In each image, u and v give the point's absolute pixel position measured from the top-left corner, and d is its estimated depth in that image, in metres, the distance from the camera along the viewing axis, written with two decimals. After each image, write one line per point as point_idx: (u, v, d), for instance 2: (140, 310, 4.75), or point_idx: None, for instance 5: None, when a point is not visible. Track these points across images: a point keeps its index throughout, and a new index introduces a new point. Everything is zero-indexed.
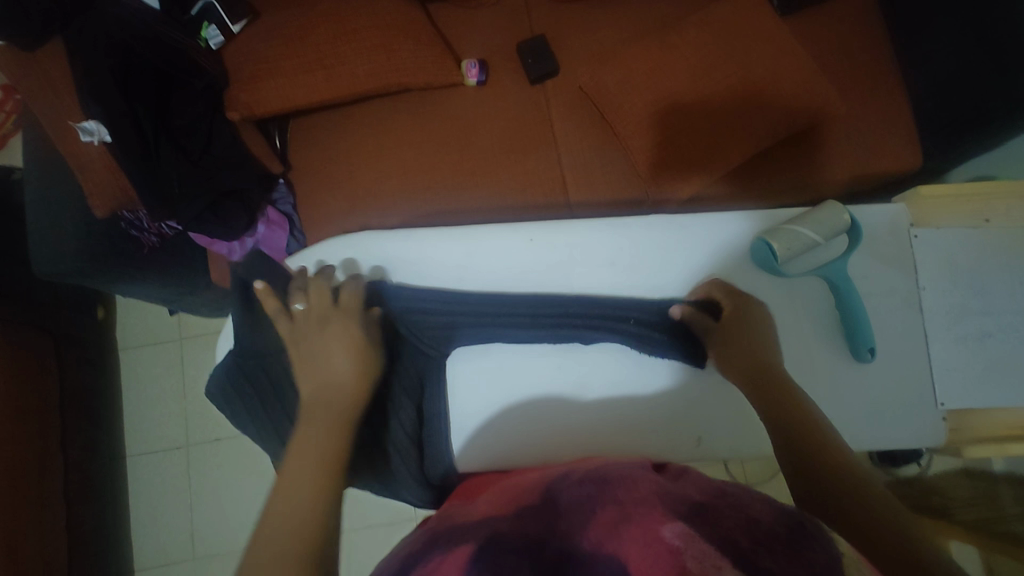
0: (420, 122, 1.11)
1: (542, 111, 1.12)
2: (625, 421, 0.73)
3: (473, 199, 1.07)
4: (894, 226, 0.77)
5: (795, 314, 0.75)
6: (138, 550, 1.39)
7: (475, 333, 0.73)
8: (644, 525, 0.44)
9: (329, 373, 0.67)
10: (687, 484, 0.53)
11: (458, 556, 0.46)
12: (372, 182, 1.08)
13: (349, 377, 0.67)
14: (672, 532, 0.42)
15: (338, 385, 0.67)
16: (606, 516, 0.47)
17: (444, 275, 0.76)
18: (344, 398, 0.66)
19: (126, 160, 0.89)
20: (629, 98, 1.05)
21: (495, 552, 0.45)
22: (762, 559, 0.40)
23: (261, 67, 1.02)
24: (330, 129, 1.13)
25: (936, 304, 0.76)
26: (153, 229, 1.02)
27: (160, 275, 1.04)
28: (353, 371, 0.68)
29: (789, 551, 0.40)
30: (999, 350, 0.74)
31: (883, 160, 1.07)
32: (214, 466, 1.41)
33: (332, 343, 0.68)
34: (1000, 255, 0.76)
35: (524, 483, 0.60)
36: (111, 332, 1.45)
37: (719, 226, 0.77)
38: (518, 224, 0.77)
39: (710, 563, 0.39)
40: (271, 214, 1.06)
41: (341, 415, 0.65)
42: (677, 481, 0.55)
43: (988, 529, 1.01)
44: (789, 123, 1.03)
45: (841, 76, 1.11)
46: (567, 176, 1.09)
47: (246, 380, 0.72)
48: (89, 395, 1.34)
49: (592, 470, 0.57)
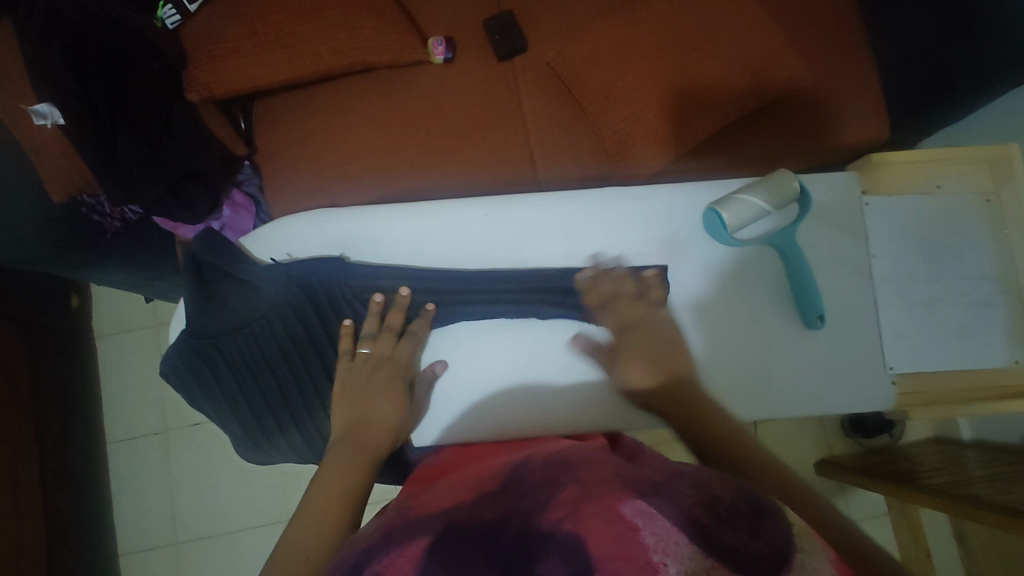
0: (386, 102, 1.10)
1: (509, 88, 1.11)
2: (581, 394, 0.75)
3: (441, 178, 1.06)
4: (845, 194, 0.78)
5: (746, 283, 0.77)
6: (122, 534, 1.40)
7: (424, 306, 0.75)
8: (605, 501, 0.42)
9: (364, 413, 0.68)
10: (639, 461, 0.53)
11: (411, 551, 0.41)
12: (338, 163, 1.07)
13: (386, 420, 0.68)
14: (632, 509, 0.41)
15: (370, 423, 0.67)
16: (565, 496, 0.43)
17: (402, 251, 0.76)
18: (373, 432, 0.67)
19: (82, 144, 0.87)
20: (596, 73, 1.04)
21: (449, 545, 0.40)
22: (722, 535, 0.39)
23: (220, 46, 1.00)
24: (295, 109, 1.12)
25: (886, 271, 0.77)
26: (116, 214, 0.99)
27: (123, 259, 1.03)
28: (393, 415, 0.68)
29: (747, 526, 0.40)
30: (947, 314, 0.76)
31: (853, 130, 1.06)
32: (194, 451, 1.42)
33: (372, 386, 0.70)
34: (950, 222, 0.78)
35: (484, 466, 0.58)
36: (86, 321, 1.44)
37: (673, 198, 0.78)
38: (473, 199, 0.78)
39: (671, 540, 0.38)
40: (236, 197, 1.08)
41: (368, 447, 0.65)
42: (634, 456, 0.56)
43: (950, 493, 1.03)
44: (754, 96, 1.02)
45: (809, 45, 1.09)
46: (535, 153, 1.08)
47: (201, 358, 0.71)
48: (65, 384, 1.33)
49: (551, 456, 0.54)
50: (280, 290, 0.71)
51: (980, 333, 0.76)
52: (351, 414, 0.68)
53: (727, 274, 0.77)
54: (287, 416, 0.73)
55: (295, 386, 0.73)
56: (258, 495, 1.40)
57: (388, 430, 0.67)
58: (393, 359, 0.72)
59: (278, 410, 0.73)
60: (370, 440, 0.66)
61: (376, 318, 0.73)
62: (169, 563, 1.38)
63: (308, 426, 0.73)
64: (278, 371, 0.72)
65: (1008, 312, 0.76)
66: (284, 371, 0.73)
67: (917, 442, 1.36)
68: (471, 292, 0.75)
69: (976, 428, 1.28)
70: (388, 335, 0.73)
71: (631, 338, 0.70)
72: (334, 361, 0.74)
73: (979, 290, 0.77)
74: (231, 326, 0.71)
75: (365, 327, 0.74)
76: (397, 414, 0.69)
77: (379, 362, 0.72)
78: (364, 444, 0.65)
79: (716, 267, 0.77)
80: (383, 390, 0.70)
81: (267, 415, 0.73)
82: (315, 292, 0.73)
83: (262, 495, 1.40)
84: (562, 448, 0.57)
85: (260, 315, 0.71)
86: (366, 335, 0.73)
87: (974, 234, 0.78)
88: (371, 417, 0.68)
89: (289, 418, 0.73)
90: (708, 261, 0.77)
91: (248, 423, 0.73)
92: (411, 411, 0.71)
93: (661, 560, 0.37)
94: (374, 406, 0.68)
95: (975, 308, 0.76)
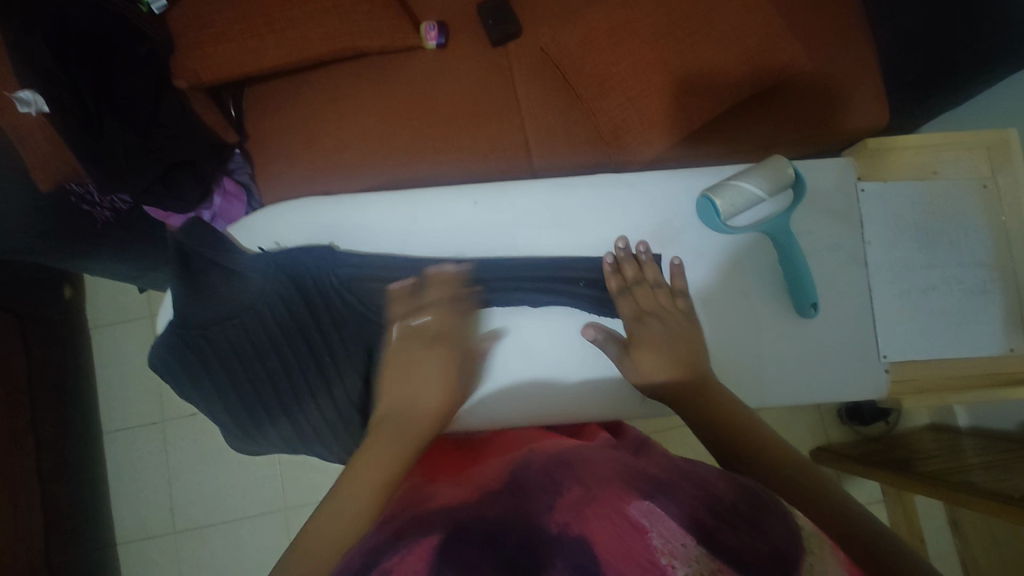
0: (378, 89, 1.08)
1: (503, 74, 1.10)
2: (570, 384, 0.75)
3: (435, 165, 1.05)
4: (840, 180, 0.77)
5: (739, 270, 0.76)
6: (120, 524, 1.40)
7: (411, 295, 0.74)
8: (611, 502, 0.43)
9: (410, 394, 0.68)
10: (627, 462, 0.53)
11: (424, 546, 0.41)
12: (330, 151, 1.06)
13: (432, 403, 0.68)
14: (638, 511, 0.42)
15: (416, 403, 0.67)
16: (570, 497, 0.45)
17: (390, 240, 0.76)
18: (417, 413, 0.66)
19: (70, 135, 0.85)
20: (592, 58, 1.02)
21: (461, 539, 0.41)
22: (723, 534, 0.41)
23: (208, 32, 0.99)
24: (285, 96, 1.10)
25: (881, 259, 0.76)
26: (106, 204, 0.99)
27: (113, 250, 1.01)
28: (437, 399, 0.68)
29: (749, 528, 0.41)
30: (943, 302, 0.75)
31: (852, 115, 1.04)
32: (191, 442, 1.42)
33: (421, 366, 0.70)
34: (946, 208, 0.77)
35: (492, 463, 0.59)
36: (81, 312, 1.43)
37: (667, 185, 0.77)
38: (463, 186, 0.77)
39: (677, 542, 0.40)
40: (227, 185, 1.06)
41: (413, 428, 0.64)
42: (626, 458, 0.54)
43: (946, 481, 1.03)
44: (751, 82, 1.00)
45: (807, 29, 1.07)
46: (530, 140, 1.07)
47: (190, 350, 0.70)
48: (60, 376, 1.32)
49: (552, 456, 0.55)
50: (268, 278, 0.71)
51: (977, 320, 0.75)
52: (395, 394, 0.68)
53: (722, 263, 0.76)
54: (278, 406, 0.72)
55: (285, 377, 0.72)
56: (256, 485, 1.40)
57: (431, 413, 0.67)
58: (444, 333, 0.73)
59: (267, 403, 0.72)
60: (414, 419, 0.65)
61: (393, 302, 0.74)
62: (169, 552, 1.39)
63: (299, 416, 0.72)
64: (269, 362, 0.71)
65: (1004, 300, 0.76)
66: (274, 363, 0.71)
67: (914, 430, 1.36)
68: (460, 280, 0.75)
69: (972, 416, 1.28)
70: (438, 307, 0.73)
71: (651, 330, 0.72)
72: (323, 350, 0.73)
73: (974, 277, 0.76)
74: (219, 316, 0.70)
75: (415, 299, 0.74)
76: (442, 395, 0.69)
77: (428, 336, 0.72)
78: (410, 424, 0.64)
79: (711, 255, 0.76)
80: (428, 372, 0.70)
81: (257, 407, 0.72)
82: (304, 282, 0.72)
83: (259, 484, 1.40)
84: (563, 448, 0.58)
85: (249, 305, 0.70)
86: (417, 306, 0.73)
87: (970, 220, 0.77)
88: (421, 389, 0.68)
89: (278, 410, 0.72)
90: (703, 250, 0.76)
91: (237, 415, 0.72)
92: (458, 393, 0.71)
93: (668, 563, 0.38)
94: (421, 388, 0.68)
95: (970, 295, 0.75)
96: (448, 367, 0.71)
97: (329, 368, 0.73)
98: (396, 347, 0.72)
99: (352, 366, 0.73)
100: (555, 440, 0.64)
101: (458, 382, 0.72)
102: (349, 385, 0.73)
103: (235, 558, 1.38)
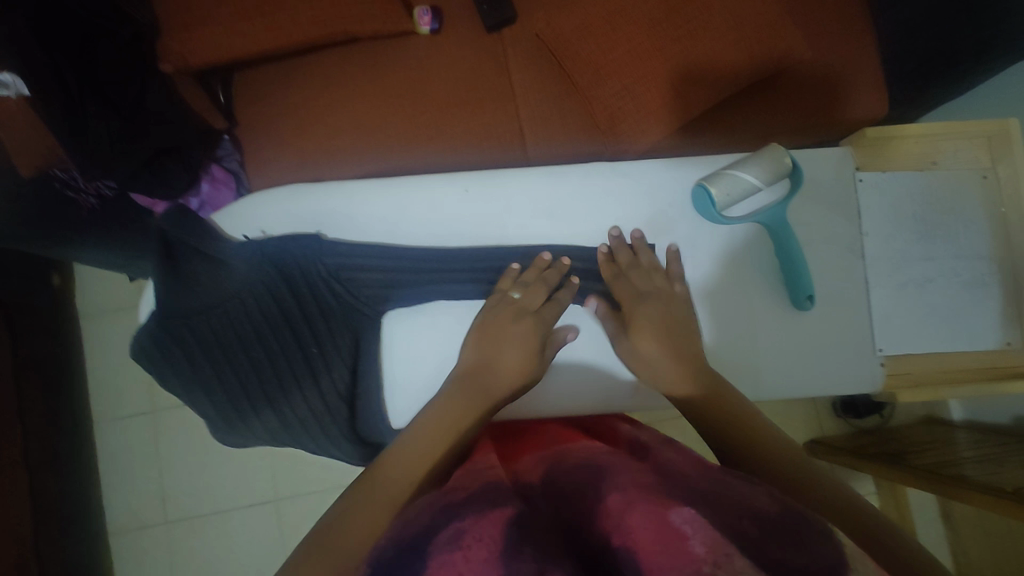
0: (369, 75, 1.06)
1: (498, 60, 1.07)
2: (558, 381, 0.74)
3: (427, 154, 1.03)
4: (839, 170, 0.76)
5: (730, 261, 0.75)
6: (111, 513, 1.39)
7: (399, 285, 0.73)
8: (653, 511, 0.39)
9: (497, 361, 0.68)
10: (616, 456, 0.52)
11: (471, 539, 0.40)
12: (322, 138, 1.04)
13: (514, 373, 0.68)
14: (680, 516, 0.38)
15: (501, 371, 0.68)
16: (613, 504, 0.42)
17: (378, 229, 0.74)
18: (496, 385, 0.67)
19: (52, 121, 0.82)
20: (587, 45, 1.00)
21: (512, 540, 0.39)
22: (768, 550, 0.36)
23: (195, 14, 0.96)
24: (275, 82, 1.08)
25: (880, 251, 0.75)
26: (90, 189, 0.97)
27: (99, 238, 0.98)
28: (520, 368, 0.68)
29: (795, 542, 0.37)
30: (940, 294, 0.75)
31: (851, 106, 1.03)
32: (183, 432, 1.41)
33: (508, 336, 0.69)
34: (944, 200, 0.76)
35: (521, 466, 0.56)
36: (70, 300, 1.42)
37: (662, 174, 0.76)
38: (453, 174, 0.75)
39: (721, 550, 0.35)
40: (216, 172, 1.08)
41: (485, 399, 0.66)
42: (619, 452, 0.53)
43: (941, 475, 1.02)
44: (750, 71, 0.98)
45: (807, 16, 1.05)
46: (524, 128, 1.05)
47: (171, 340, 0.68)
48: (49, 365, 1.31)
49: (584, 459, 0.52)
50: (251, 268, 0.69)
51: (971, 314, 0.74)
52: (477, 360, 0.68)
53: (719, 257, 0.75)
54: (263, 397, 0.71)
55: (270, 367, 0.71)
56: (249, 475, 1.39)
57: (513, 381, 0.68)
58: (537, 313, 0.71)
59: (251, 394, 0.70)
60: (492, 390, 0.67)
61: (511, 277, 0.72)
62: (161, 543, 1.38)
63: (285, 407, 0.71)
64: (253, 352, 0.70)
65: (1002, 293, 0.75)
66: (259, 352, 0.70)
67: (907, 423, 1.36)
68: (449, 268, 0.73)
69: (967, 410, 1.27)
70: (540, 287, 0.71)
71: (641, 316, 0.69)
72: (310, 341, 0.72)
73: (973, 269, 0.75)
74: (202, 305, 0.68)
75: (523, 276, 0.72)
76: (526, 364, 0.69)
77: (522, 312, 0.71)
78: (488, 393, 0.66)
79: (705, 246, 0.75)
80: (520, 341, 0.69)
81: (240, 399, 0.70)
82: (290, 271, 0.70)
83: (252, 474, 1.39)
84: (595, 450, 0.55)
85: (233, 295, 0.69)
86: (520, 282, 0.72)
87: (968, 213, 0.76)
88: (495, 366, 0.68)
89: (261, 401, 0.71)
90: (696, 240, 0.75)
91: (219, 408, 0.70)
92: (541, 362, 0.70)
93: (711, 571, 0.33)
94: (507, 357, 0.68)
95: (967, 289, 0.75)
96: (535, 337, 0.70)
97: (316, 360, 0.72)
98: (487, 316, 0.71)
99: (339, 356, 0.73)
100: (580, 441, 0.60)
101: (543, 352, 0.71)
102: (335, 375, 0.73)
103: (228, 548, 1.38)
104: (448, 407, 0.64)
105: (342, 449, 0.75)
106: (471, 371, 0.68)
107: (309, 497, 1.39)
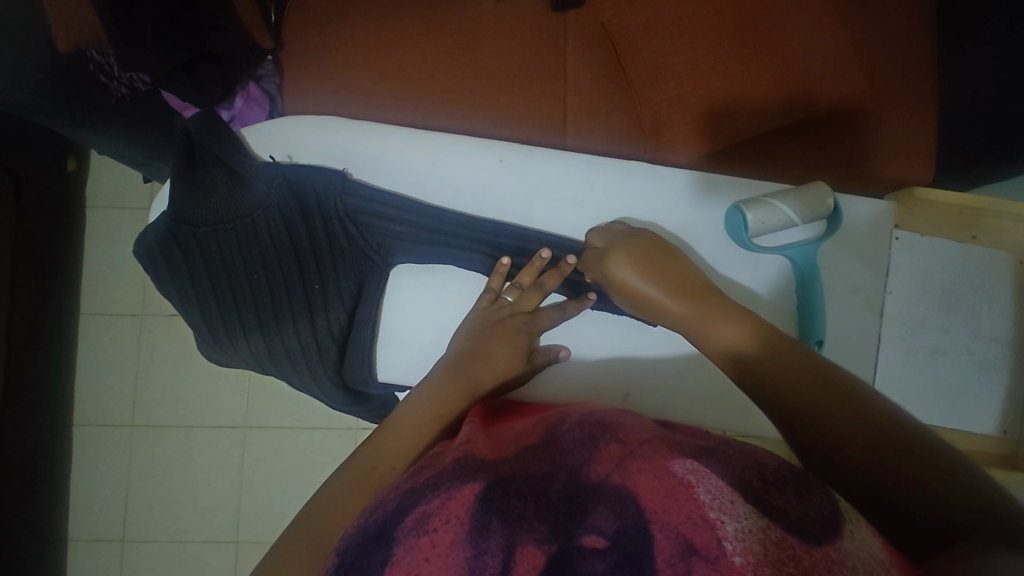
0: (424, 30, 1.03)
1: (555, 39, 1.04)
2: (550, 368, 0.74)
3: (467, 120, 1.00)
4: (877, 225, 0.74)
5: (753, 292, 0.74)
6: (80, 406, 1.38)
7: (407, 242, 0.72)
8: (654, 461, 0.46)
9: (484, 355, 0.68)
10: (605, 418, 0.57)
11: (463, 496, 0.45)
12: (365, 81, 1.02)
13: (501, 368, 0.68)
14: (683, 468, 0.45)
15: (486, 364, 0.68)
16: (610, 453, 0.49)
17: (403, 179, 0.73)
18: (484, 377, 0.67)
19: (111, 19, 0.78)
20: (648, 43, 0.96)
21: (502, 493, 0.45)
22: (773, 498, 0.43)
23: None
24: (329, 14, 1.06)
25: (898, 311, 0.75)
26: (124, 79, 0.92)
27: (124, 129, 0.95)
28: (507, 364, 0.69)
29: (796, 492, 0.44)
30: (948, 367, 0.76)
31: (898, 165, 0.99)
32: (167, 342, 1.40)
33: (491, 335, 0.69)
34: (971, 277, 0.76)
35: (516, 428, 0.58)
36: (80, 187, 1.40)
37: (700, 187, 0.74)
38: (492, 141, 0.74)
39: (725, 499, 0.42)
40: (252, 90, 1.01)
41: (473, 387, 0.66)
42: (608, 414, 0.59)
43: None
44: (806, 104, 0.94)
45: (872, 66, 1.01)
46: (568, 113, 1.01)
47: (178, 247, 0.71)
48: (48, 246, 1.28)
49: (589, 416, 0.58)
50: (271, 191, 0.70)
51: (977, 392, 0.76)
52: (467, 347, 0.68)
53: (744, 292, 0.74)
54: (254, 324, 0.72)
55: (268, 297, 0.72)
56: (222, 397, 1.39)
57: (495, 379, 0.68)
58: (532, 316, 0.72)
59: (243, 317, 0.72)
60: (476, 378, 0.66)
61: (500, 275, 0.71)
62: (125, 444, 1.39)
63: (275, 336, 0.72)
64: (253, 277, 0.71)
65: (1008, 380, 0.76)
66: (263, 279, 0.72)
67: None
68: (466, 234, 0.72)
69: None
70: (536, 293, 0.72)
71: None
72: (314, 278, 0.72)
73: (987, 351, 0.76)
74: (216, 220, 0.70)
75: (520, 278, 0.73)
76: (513, 364, 0.69)
77: (516, 312, 0.72)
78: (470, 383, 0.66)
79: (727, 268, 0.74)
80: (503, 340, 0.69)
81: (232, 321, 0.72)
82: (308, 203, 0.71)
83: (225, 398, 1.39)
84: (591, 414, 0.58)
85: (247, 215, 0.70)
86: (514, 286, 0.73)
87: (994, 292, 0.76)
88: (486, 358, 0.68)
89: (251, 327, 0.72)
90: (720, 261, 0.74)
91: (210, 324, 0.73)
92: (526, 370, 0.71)
93: (717, 517, 0.40)
94: (495, 352, 0.68)
95: (977, 368, 0.76)
96: (522, 343, 0.69)
97: (316, 296, 0.72)
98: (479, 317, 0.71)
99: (339, 299, 0.73)
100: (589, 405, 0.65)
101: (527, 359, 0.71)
102: (332, 317, 0.73)
103: (189, 465, 1.38)
104: (443, 385, 0.65)
105: (324, 388, 0.76)
106: (460, 356, 0.68)
107: (275, 432, 1.38)
